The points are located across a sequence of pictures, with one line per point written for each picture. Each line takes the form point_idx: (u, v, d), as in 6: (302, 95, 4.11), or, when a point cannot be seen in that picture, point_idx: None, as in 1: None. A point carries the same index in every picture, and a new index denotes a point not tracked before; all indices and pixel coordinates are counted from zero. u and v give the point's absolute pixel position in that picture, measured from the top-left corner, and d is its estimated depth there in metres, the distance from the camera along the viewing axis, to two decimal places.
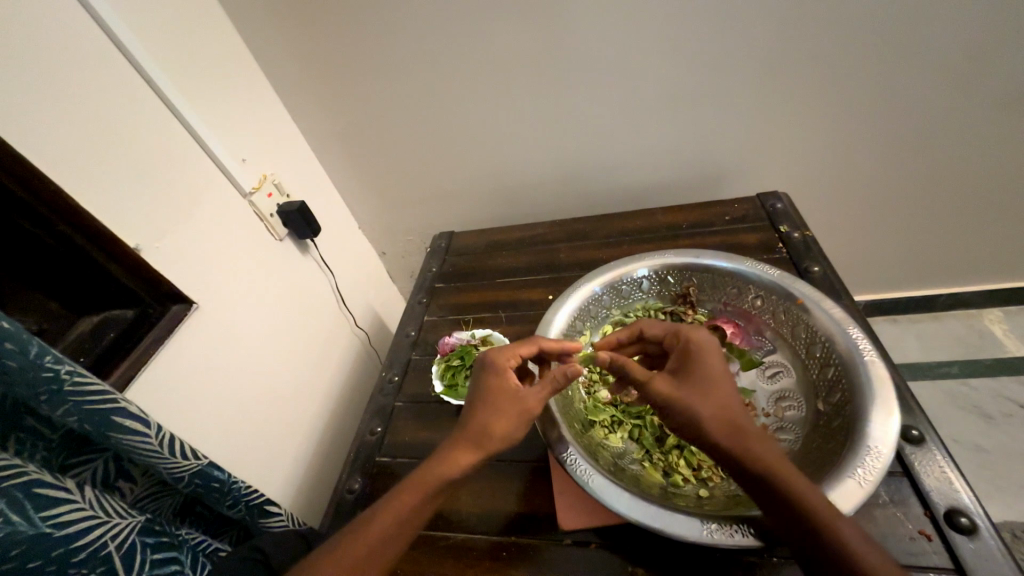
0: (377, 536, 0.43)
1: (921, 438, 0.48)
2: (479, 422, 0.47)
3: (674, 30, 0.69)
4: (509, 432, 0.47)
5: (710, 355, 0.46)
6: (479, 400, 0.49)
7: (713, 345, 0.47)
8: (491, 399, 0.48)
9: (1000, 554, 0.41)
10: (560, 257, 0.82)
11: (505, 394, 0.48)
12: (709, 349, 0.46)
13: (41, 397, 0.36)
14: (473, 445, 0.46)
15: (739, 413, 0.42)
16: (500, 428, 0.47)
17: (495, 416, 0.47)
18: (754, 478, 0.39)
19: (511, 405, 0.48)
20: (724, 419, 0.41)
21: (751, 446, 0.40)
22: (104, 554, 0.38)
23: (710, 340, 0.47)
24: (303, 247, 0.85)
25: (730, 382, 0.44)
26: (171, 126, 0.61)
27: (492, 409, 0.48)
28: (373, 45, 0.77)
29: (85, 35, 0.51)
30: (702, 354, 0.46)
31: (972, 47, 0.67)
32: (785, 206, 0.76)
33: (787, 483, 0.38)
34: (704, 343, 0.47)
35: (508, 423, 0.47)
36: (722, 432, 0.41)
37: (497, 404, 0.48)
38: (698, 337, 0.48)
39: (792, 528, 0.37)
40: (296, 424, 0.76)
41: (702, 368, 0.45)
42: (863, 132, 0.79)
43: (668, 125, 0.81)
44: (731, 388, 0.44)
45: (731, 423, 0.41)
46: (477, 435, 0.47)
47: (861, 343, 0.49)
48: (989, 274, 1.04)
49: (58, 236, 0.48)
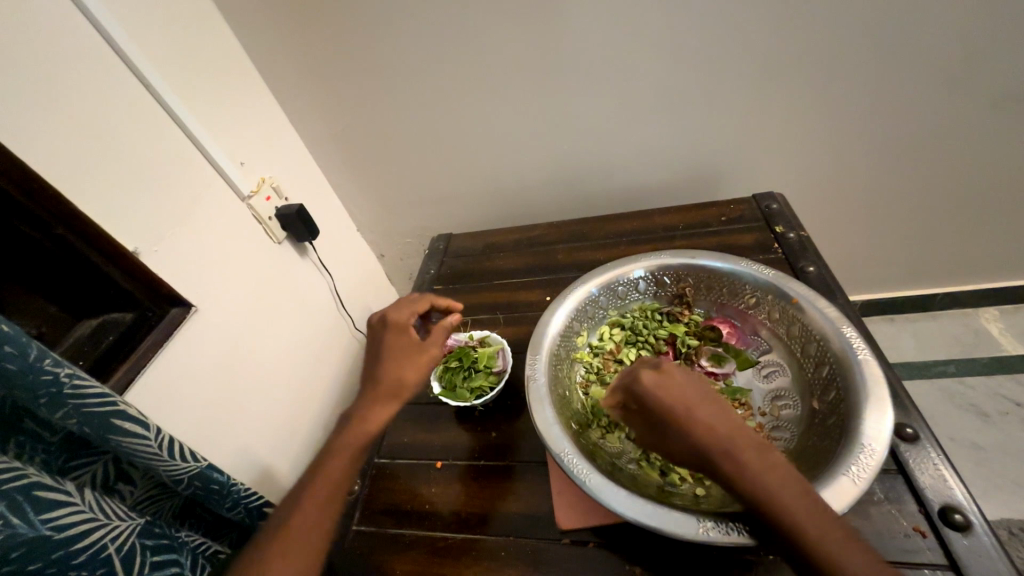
0: (314, 509, 0.45)
1: (915, 436, 0.48)
2: (389, 375, 0.52)
3: (668, 32, 0.70)
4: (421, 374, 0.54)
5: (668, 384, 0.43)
6: (383, 353, 0.55)
7: (663, 384, 0.43)
8: (396, 348, 0.55)
9: (993, 549, 0.41)
10: (558, 258, 0.83)
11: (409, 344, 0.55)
12: (662, 394, 0.43)
13: (41, 400, 0.36)
14: (388, 397, 0.51)
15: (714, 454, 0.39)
16: (413, 373, 0.53)
17: (406, 363, 0.53)
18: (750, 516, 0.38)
19: (414, 352, 0.55)
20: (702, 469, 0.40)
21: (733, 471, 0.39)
22: (104, 556, 0.39)
23: (655, 382, 0.43)
24: (302, 249, 0.85)
25: (696, 418, 0.41)
26: (171, 130, 0.62)
27: (403, 359, 0.54)
28: (370, 50, 0.77)
29: (85, 42, 0.52)
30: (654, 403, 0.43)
31: (962, 47, 0.67)
32: (780, 206, 0.77)
33: (768, 502, 0.37)
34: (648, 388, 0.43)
35: (417, 371, 0.53)
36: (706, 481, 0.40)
37: (397, 352, 0.54)
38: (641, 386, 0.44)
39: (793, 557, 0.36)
40: (296, 426, 0.76)
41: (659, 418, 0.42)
42: (858, 133, 0.79)
43: (664, 126, 0.81)
44: (699, 410, 0.41)
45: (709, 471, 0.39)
46: (393, 386, 0.52)
47: (855, 341, 0.49)
48: (984, 274, 1.04)
49: (55, 239, 0.49)
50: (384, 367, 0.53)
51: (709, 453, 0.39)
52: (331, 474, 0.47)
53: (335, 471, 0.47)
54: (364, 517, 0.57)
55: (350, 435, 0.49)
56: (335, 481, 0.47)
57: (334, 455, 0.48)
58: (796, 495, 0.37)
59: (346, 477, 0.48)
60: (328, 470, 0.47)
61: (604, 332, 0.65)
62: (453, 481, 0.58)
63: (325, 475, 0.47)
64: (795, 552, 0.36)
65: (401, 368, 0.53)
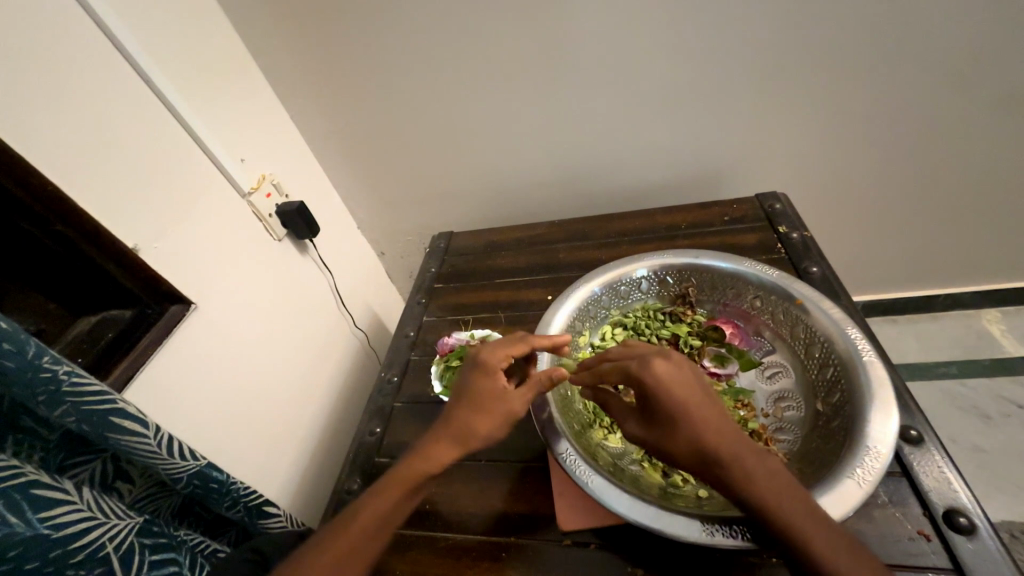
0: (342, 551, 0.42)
1: (919, 438, 0.48)
2: (464, 423, 0.48)
3: (672, 31, 0.69)
4: (490, 434, 0.48)
5: (665, 374, 0.43)
6: (466, 396, 0.49)
7: (672, 372, 0.43)
8: (479, 399, 0.48)
9: (998, 553, 0.41)
10: (559, 257, 0.82)
11: (489, 397, 0.48)
12: (665, 383, 0.42)
13: (40, 397, 0.36)
14: (454, 444, 0.47)
15: (711, 446, 0.40)
16: (482, 430, 0.47)
17: (482, 418, 0.48)
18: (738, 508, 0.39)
19: (495, 408, 0.48)
20: (696, 461, 0.40)
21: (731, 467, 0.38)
22: (102, 556, 0.38)
23: (662, 370, 0.43)
24: (303, 247, 0.85)
25: (694, 412, 0.41)
26: (171, 126, 0.61)
27: (476, 411, 0.48)
28: (372, 46, 0.77)
29: (84, 37, 0.51)
30: (657, 391, 0.42)
31: (967, 47, 0.67)
32: (784, 206, 0.76)
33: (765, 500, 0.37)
34: (653, 375, 0.43)
35: (490, 431, 0.48)
36: (698, 472, 0.40)
37: (478, 405, 0.48)
38: (648, 373, 0.43)
39: (776, 545, 0.36)
40: (295, 425, 0.76)
41: (660, 406, 0.42)
42: (862, 133, 0.79)
43: (666, 126, 0.81)
44: (697, 403, 0.41)
45: (702, 462, 0.40)
46: (460, 434, 0.48)
47: (860, 343, 0.49)
48: (987, 275, 1.04)
49: (55, 236, 0.48)
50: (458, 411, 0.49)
51: (708, 447, 0.39)
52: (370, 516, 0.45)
53: (376, 513, 0.45)
54: None
55: (402, 475, 0.47)
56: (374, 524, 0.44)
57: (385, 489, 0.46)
58: (790, 495, 0.37)
59: (387, 523, 0.45)
60: (369, 513, 0.45)
61: (606, 332, 0.65)
62: (454, 481, 0.57)
63: (366, 516, 0.44)
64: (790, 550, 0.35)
65: (478, 422, 0.48)
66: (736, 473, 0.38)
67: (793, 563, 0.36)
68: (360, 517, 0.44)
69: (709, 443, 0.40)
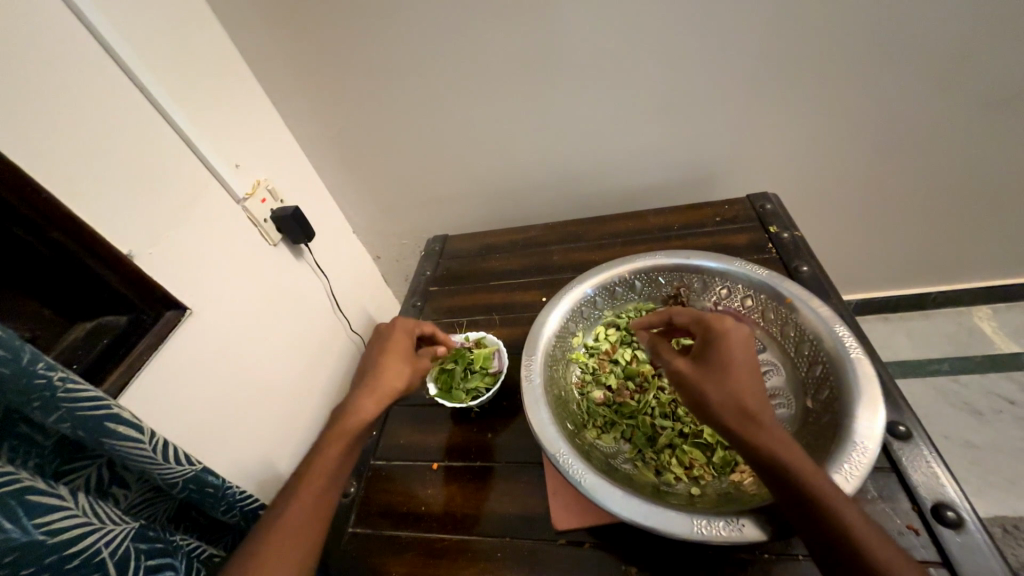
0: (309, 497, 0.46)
1: (908, 434, 0.49)
2: (389, 369, 0.54)
3: (662, 34, 0.70)
4: (405, 381, 0.54)
5: (735, 344, 0.45)
6: (384, 351, 0.56)
7: (742, 339, 0.46)
8: (398, 351, 0.56)
9: (985, 546, 0.42)
10: (553, 259, 0.83)
11: (401, 350, 0.57)
12: (732, 338, 0.46)
13: (34, 405, 0.36)
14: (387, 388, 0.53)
15: (758, 399, 0.42)
16: (399, 377, 0.54)
17: (405, 365, 0.55)
18: (760, 463, 0.39)
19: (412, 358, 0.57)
20: (739, 405, 0.41)
21: (768, 429, 0.40)
22: (98, 561, 0.38)
23: (734, 328, 0.47)
24: (298, 251, 0.85)
25: (746, 378, 0.43)
26: (165, 132, 0.61)
27: (394, 362, 0.55)
28: (366, 51, 0.77)
29: (77, 44, 0.52)
30: (725, 341, 0.45)
31: (952, 47, 0.68)
32: (775, 206, 0.77)
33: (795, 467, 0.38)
34: (726, 330, 0.46)
35: (411, 376, 0.55)
36: (735, 417, 0.41)
37: (397, 355, 0.56)
38: (724, 326, 0.47)
39: (791, 513, 0.37)
40: (290, 430, 0.75)
41: (722, 354, 0.45)
42: (851, 134, 0.80)
43: (659, 128, 0.82)
44: (755, 373, 0.43)
45: (746, 407, 0.41)
46: (378, 383, 0.53)
47: (848, 340, 0.50)
48: (978, 272, 1.05)
49: (50, 243, 0.48)
50: (377, 365, 0.54)
51: (752, 409, 0.41)
52: (327, 461, 0.48)
53: (330, 462, 0.48)
54: (361, 519, 0.57)
55: (343, 426, 0.50)
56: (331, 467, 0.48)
57: (325, 445, 0.49)
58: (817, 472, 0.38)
59: (344, 461, 0.49)
60: (323, 460, 0.48)
61: (599, 332, 0.66)
62: (449, 482, 0.58)
63: (320, 467, 0.47)
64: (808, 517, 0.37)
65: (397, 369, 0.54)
66: (776, 437, 0.40)
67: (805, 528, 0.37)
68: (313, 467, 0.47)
69: (756, 406, 0.41)
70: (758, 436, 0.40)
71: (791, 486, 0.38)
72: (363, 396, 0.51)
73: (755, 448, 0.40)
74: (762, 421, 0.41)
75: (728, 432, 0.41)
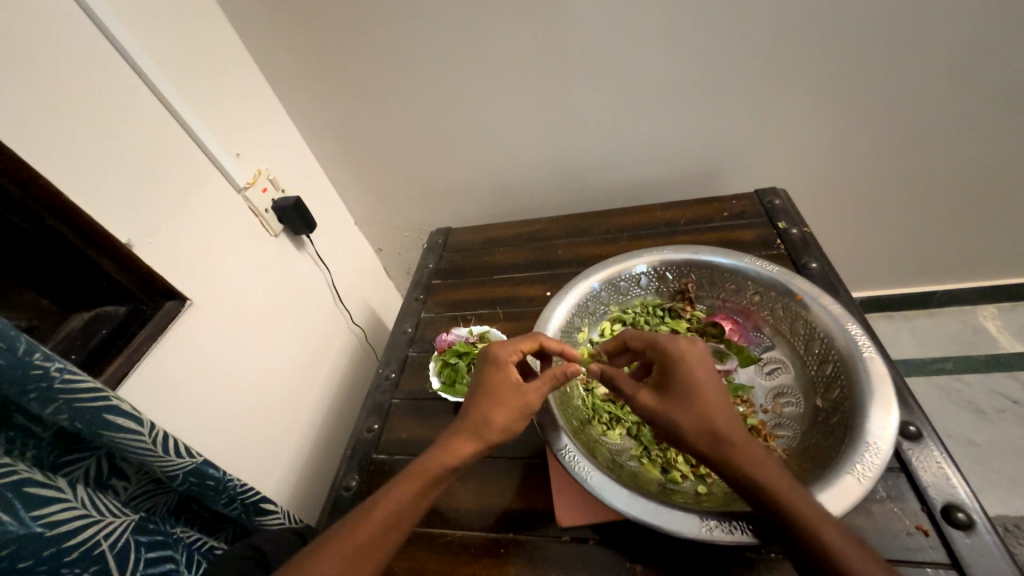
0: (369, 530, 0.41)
1: (918, 434, 0.48)
2: (479, 414, 0.46)
3: (672, 26, 0.69)
4: (507, 425, 0.46)
5: (691, 365, 0.44)
6: (479, 386, 0.49)
7: (695, 357, 0.45)
8: (498, 392, 0.47)
9: (996, 548, 0.41)
10: (558, 253, 0.82)
11: (505, 385, 0.47)
12: (689, 358, 0.45)
13: (30, 395, 0.35)
14: (471, 436, 0.45)
15: (726, 418, 0.41)
16: (499, 420, 0.46)
17: (501, 411, 0.46)
18: (741, 488, 0.39)
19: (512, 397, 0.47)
20: (711, 430, 0.41)
21: (739, 450, 0.40)
22: (97, 553, 0.38)
23: (688, 346, 0.46)
24: (299, 243, 0.84)
25: (705, 399, 0.42)
26: (167, 123, 0.61)
27: (493, 400, 0.47)
28: (370, 43, 0.76)
29: (79, 32, 0.51)
30: (680, 362, 0.45)
31: (971, 42, 0.67)
32: (783, 202, 0.76)
33: (777, 488, 0.37)
34: (681, 351, 0.46)
35: (507, 420, 0.46)
36: (706, 444, 0.41)
37: (497, 390, 0.47)
38: (676, 346, 0.46)
39: (783, 537, 0.37)
40: (291, 423, 0.75)
41: (683, 377, 0.44)
42: (862, 129, 0.79)
43: (668, 121, 0.80)
44: (715, 392, 0.43)
45: (716, 431, 0.40)
46: (475, 424, 0.46)
47: (860, 339, 0.49)
48: (986, 271, 1.04)
49: (49, 230, 0.47)
50: (476, 401, 0.47)
51: (719, 433, 0.40)
52: (397, 496, 0.43)
53: (401, 496, 0.43)
54: None
55: (426, 465, 0.44)
56: (385, 519, 0.42)
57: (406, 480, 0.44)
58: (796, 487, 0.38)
59: (413, 506, 0.43)
60: (396, 495, 0.43)
61: (605, 328, 0.65)
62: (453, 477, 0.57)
63: (388, 498, 0.43)
64: (797, 540, 0.36)
65: (496, 413, 0.46)
66: (747, 459, 0.39)
67: (799, 549, 0.36)
68: (390, 496, 0.43)
69: (722, 430, 0.41)
70: (733, 459, 0.39)
71: (771, 507, 0.37)
72: (454, 436, 0.46)
73: (733, 472, 0.39)
74: (731, 445, 0.40)
75: (706, 460, 0.41)
